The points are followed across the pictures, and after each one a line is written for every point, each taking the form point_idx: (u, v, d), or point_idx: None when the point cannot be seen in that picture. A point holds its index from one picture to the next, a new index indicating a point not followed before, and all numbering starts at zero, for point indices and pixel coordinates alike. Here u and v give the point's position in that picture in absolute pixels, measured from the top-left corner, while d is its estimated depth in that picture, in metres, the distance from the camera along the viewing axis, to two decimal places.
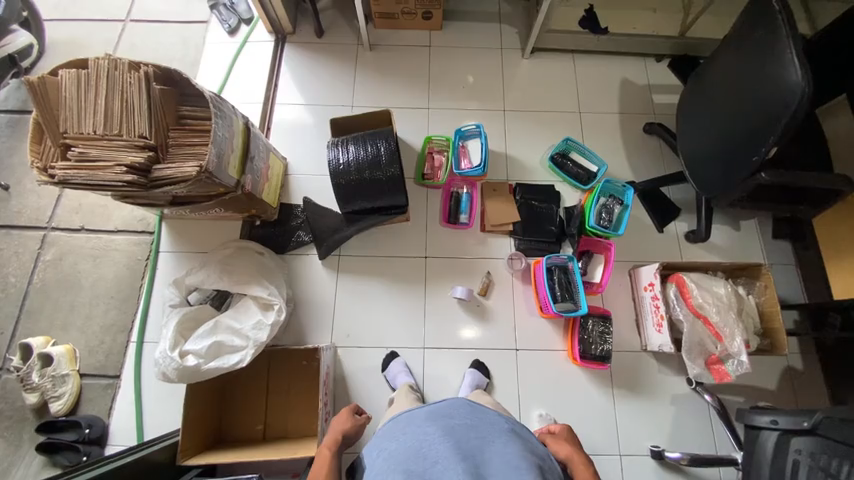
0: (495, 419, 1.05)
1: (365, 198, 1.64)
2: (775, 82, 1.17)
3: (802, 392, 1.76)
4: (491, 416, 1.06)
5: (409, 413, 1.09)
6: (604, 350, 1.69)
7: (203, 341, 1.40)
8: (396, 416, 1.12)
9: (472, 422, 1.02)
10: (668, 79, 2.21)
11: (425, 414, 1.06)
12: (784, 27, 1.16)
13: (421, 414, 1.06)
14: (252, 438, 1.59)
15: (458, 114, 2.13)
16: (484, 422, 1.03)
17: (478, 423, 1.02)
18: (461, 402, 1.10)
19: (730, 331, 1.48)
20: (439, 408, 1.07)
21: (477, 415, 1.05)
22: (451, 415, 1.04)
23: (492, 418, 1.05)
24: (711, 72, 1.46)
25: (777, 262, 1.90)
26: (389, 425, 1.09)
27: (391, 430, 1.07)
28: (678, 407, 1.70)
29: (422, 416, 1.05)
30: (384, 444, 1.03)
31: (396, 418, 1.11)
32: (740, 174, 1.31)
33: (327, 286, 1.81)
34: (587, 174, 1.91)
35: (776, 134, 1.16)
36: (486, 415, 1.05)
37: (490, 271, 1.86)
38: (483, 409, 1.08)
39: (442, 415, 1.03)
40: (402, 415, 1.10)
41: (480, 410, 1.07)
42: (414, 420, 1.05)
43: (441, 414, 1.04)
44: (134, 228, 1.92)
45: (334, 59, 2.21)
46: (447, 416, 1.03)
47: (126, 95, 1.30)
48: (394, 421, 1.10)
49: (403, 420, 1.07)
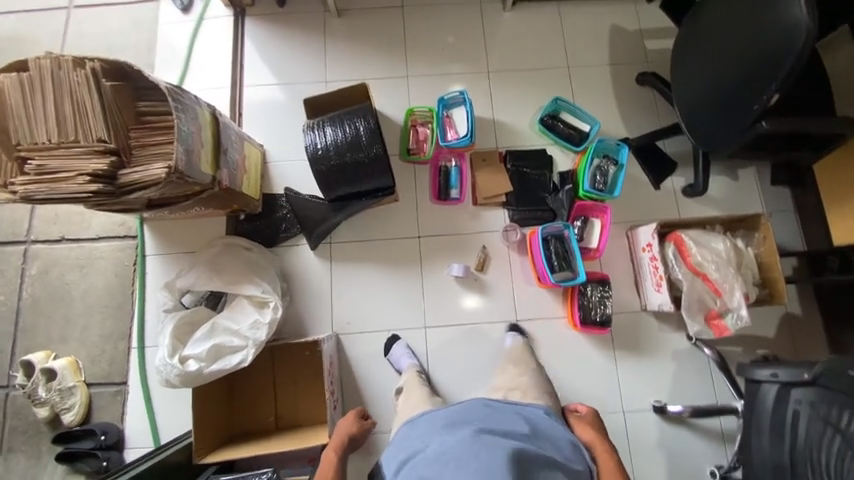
0: (506, 413, 1.16)
1: (348, 183, 1.56)
2: (777, 22, 1.10)
3: (798, 336, 1.79)
4: (506, 413, 1.16)
5: (427, 417, 1.18)
6: (604, 314, 1.70)
7: (201, 345, 1.39)
8: (414, 421, 1.21)
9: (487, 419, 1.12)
10: (661, 21, 2.06)
11: (443, 416, 1.15)
12: None
13: (437, 416, 1.16)
14: (265, 429, 1.62)
15: (439, 81, 2.00)
16: (497, 418, 1.12)
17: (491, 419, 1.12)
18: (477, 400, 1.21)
19: (729, 285, 1.47)
20: (457, 410, 1.16)
21: (490, 413, 1.14)
22: (470, 414, 1.13)
23: (503, 414, 1.15)
24: (704, 16, 1.36)
25: (776, 210, 1.87)
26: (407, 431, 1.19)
27: (410, 436, 1.16)
28: (679, 362, 1.73)
29: (442, 418, 1.14)
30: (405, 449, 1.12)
31: (412, 422, 1.22)
32: (738, 126, 1.25)
33: (321, 276, 1.78)
34: (579, 135, 1.83)
35: (778, 80, 1.10)
36: (499, 411, 1.16)
37: (486, 245, 1.83)
38: (494, 405, 1.19)
39: (460, 416, 1.13)
40: (419, 420, 1.20)
41: (495, 411, 1.15)
42: (433, 423, 1.15)
43: (457, 415, 1.14)
44: (116, 234, 1.85)
45: (300, 32, 2.04)
46: (463, 417, 1.12)
47: (76, 98, 1.19)
48: (411, 426, 1.20)
49: (422, 425, 1.17)
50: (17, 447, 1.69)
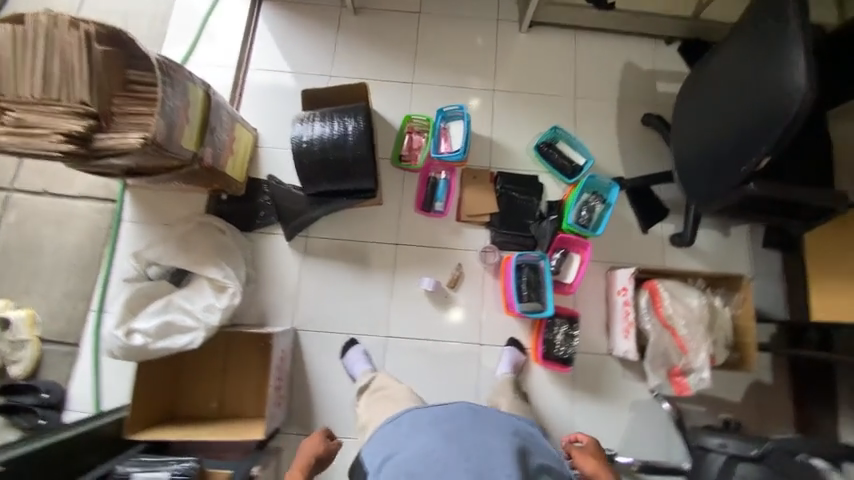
0: (496, 419, 1.07)
1: (329, 181, 1.55)
2: (778, 84, 1.05)
3: (764, 406, 1.75)
4: (496, 417, 1.08)
5: (411, 415, 1.10)
6: (567, 352, 1.66)
7: (152, 321, 1.38)
8: (398, 417, 1.13)
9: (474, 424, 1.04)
10: (676, 65, 2.02)
11: (432, 414, 1.07)
12: (796, 20, 1.03)
13: (423, 416, 1.08)
14: (206, 414, 1.61)
15: (443, 91, 1.98)
16: (485, 424, 1.04)
17: (479, 425, 1.03)
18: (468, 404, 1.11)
19: (695, 345, 1.44)
20: (447, 410, 1.08)
21: (478, 418, 1.06)
22: (459, 415, 1.06)
23: (493, 418, 1.07)
24: (715, 67, 1.32)
25: (762, 273, 1.82)
26: (387, 427, 1.11)
27: (391, 434, 1.08)
28: (637, 413, 1.68)
29: (429, 418, 1.07)
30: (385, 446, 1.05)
31: (397, 420, 1.12)
32: (727, 184, 1.21)
33: (291, 268, 1.75)
34: (573, 168, 1.80)
35: (768, 143, 1.06)
36: (486, 416, 1.07)
37: (461, 263, 1.80)
38: (485, 411, 1.09)
39: (445, 417, 1.05)
40: (404, 417, 1.11)
41: (484, 413, 1.08)
42: (415, 422, 1.07)
43: (442, 415, 1.06)
44: (98, 195, 1.85)
45: (314, 22, 2.03)
46: (453, 418, 1.04)
47: (65, 56, 1.19)
48: (396, 423, 1.10)
49: (405, 422, 1.09)
50: None
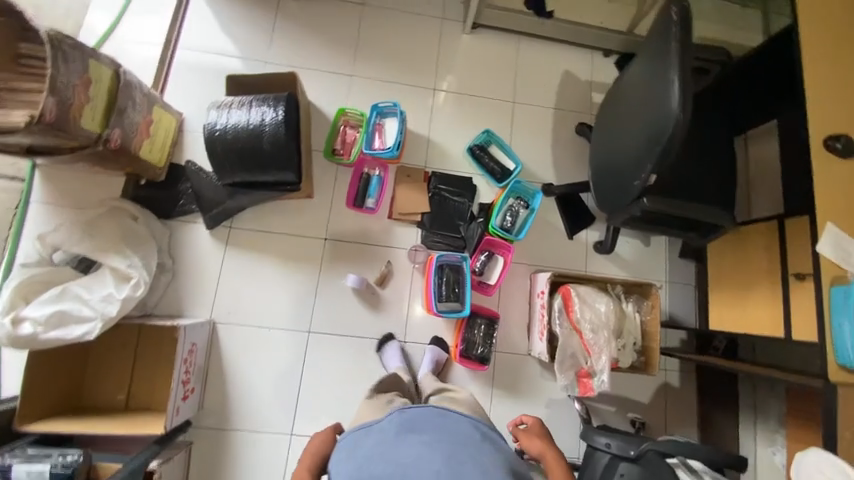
0: (460, 422, 1.10)
1: (245, 170, 1.50)
2: (659, 104, 1.08)
3: (671, 406, 1.85)
4: (460, 420, 1.11)
5: (376, 427, 1.09)
6: (485, 351, 1.69)
7: (43, 309, 1.30)
8: (362, 428, 1.10)
9: (443, 429, 1.07)
10: (612, 76, 2.08)
11: (397, 424, 1.08)
12: (677, 41, 1.04)
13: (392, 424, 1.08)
14: (113, 407, 1.54)
15: (382, 86, 1.95)
16: (451, 428, 1.08)
17: (445, 430, 1.06)
18: (434, 408, 1.13)
19: (598, 348, 1.48)
20: (412, 417, 1.10)
21: (445, 422, 1.09)
22: (426, 422, 1.08)
23: (459, 420, 1.11)
24: (628, 81, 1.35)
25: (677, 281, 1.92)
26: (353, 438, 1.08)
27: (355, 448, 1.05)
28: (552, 413, 1.75)
29: (395, 424, 1.08)
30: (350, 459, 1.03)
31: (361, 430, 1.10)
32: (627, 196, 1.27)
33: (212, 259, 1.70)
34: (502, 172, 1.82)
35: (651, 162, 1.10)
36: (452, 419, 1.10)
37: (391, 260, 1.80)
38: (450, 413, 1.12)
39: (414, 426, 1.06)
40: (369, 427, 1.10)
41: (448, 415, 1.12)
42: (386, 432, 1.06)
43: (408, 423, 1.08)
44: (4, 173, 1.73)
45: (252, 6, 1.96)
46: (418, 425, 1.06)
47: None
48: (361, 434, 1.08)
49: (372, 433, 1.07)
50: None
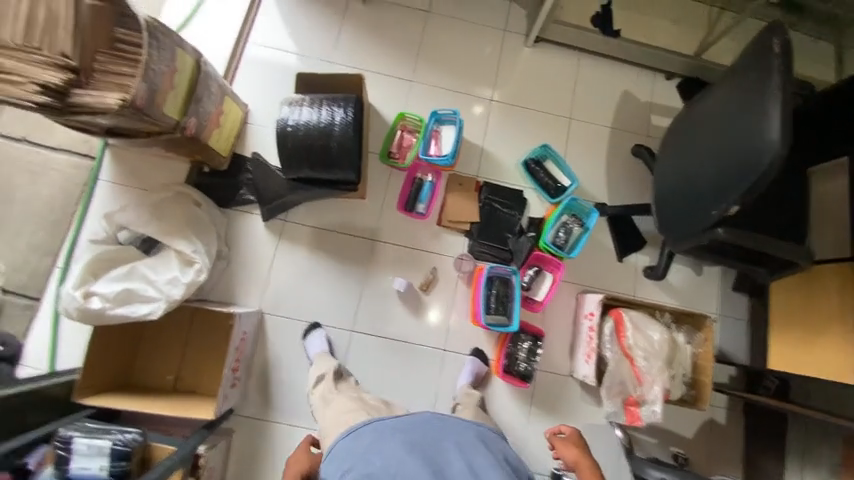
0: (454, 424, 1.18)
1: (310, 166, 1.53)
2: (751, 135, 1.07)
3: (713, 444, 1.77)
4: (453, 424, 1.18)
5: (373, 426, 1.15)
6: (528, 369, 1.67)
7: (112, 286, 1.35)
8: (356, 431, 1.16)
9: (438, 431, 1.13)
10: (673, 99, 2.04)
11: (389, 426, 1.14)
12: (777, 75, 1.05)
13: (388, 426, 1.14)
14: (162, 387, 1.59)
15: (441, 94, 1.97)
16: (446, 431, 1.14)
17: (441, 433, 1.13)
18: (427, 415, 1.19)
19: (651, 378, 1.45)
20: (405, 420, 1.16)
21: (440, 424, 1.16)
22: (417, 424, 1.14)
23: (453, 424, 1.18)
24: (703, 108, 1.34)
25: (729, 315, 1.85)
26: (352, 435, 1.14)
27: (353, 446, 1.11)
28: (590, 437, 1.70)
29: (387, 427, 1.14)
30: (348, 455, 1.09)
31: (352, 432, 1.16)
32: (700, 225, 1.24)
33: (266, 251, 1.76)
34: (555, 187, 1.80)
35: (737, 193, 1.09)
36: (447, 423, 1.17)
37: (436, 267, 1.80)
38: (445, 419, 1.19)
39: (410, 426, 1.13)
40: (362, 429, 1.16)
41: (442, 419, 1.18)
42: (383, 432, 1.12)
43: (405, 424, 1.14)
44: (77, 150, 1.80)
45: (321, 6, 2.01)
46: (410, 428, 1.12)
47: (53, 6, 1.15)
48: (354, 436, 1.14)
49: (367, 434, 1.13)
50: None
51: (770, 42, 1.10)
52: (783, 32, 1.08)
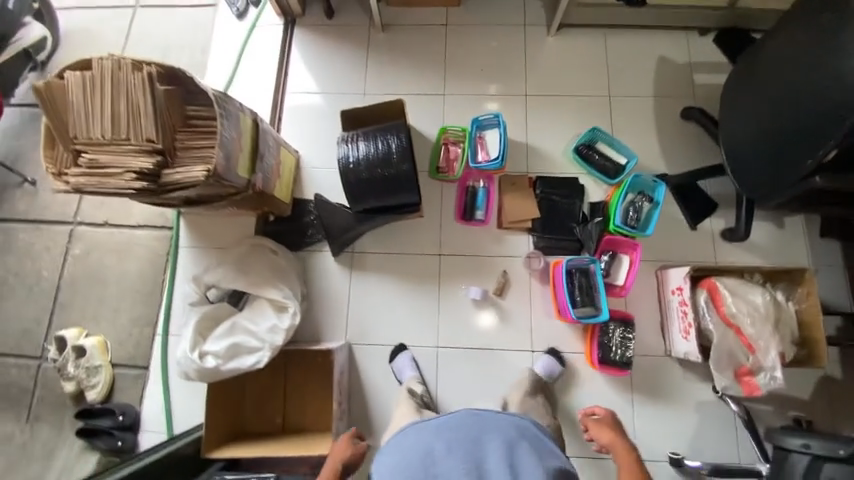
0: (498, 420, 1.09)
1: (375, 196, 1.58)
2: (838, 76, 1.04)
3: (843, 406, 1.63)
4: (497, 421, 1.09)
5: (416, 426, 1.11)
6: (625, 356, 1.63)
7: (220, 343, 1.46)
8: (403, 431, 1.13)
9: (476, 429, 1.05)
10: (713, 55, 1.97)
11: (432, 427, 1.08)
12: None
13: (427, 427, 1.08)
14: (272, 431, 1.66)
15: (475, 100, 1.99)
16: (485, 428, 1.05)
17: (480, 431, 1.04)
18: (462, 413, 1.10)
19: (764, 344, 1.41)
20: (447, 419, 1.09)
21: (478, 421, 1.07)
22: (460, 423, 1.07)
23: (493, 420, 1.09)
24: (758, 57, 1.30)
25: (825, 264, 1.74)
26: (398, 438, 1.10)
27: (398, 446, 1.07)
28: (701, 416, 1.64)
29: (431, 426, 1.08)
30: (391, 458, 1.05)
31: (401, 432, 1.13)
32: (789, 176, 1.21)
33: (341, 285, 1.81)
34: (614, 168, 1.80)
35: (837, 137, 1.05)
36: (487, 419, 1.08)
37: (507, 270, 1.80)
38: (484, 413, 1.10)
39: (449, 427, 1.06)
40: (409, 429, 1.12)
41: (484, 417, 1.09)
42: (423, 433, 1.07)
43: (444, 424, 1.07)
44: (154, 223, 1.95)
45: (345, 43, 2.09)
46: (451, 427, 1.06)
47: (132, 97, 1.25)
48: (399, 436, 1.11)
49: (411, 435, 1.08)
50: (42, 417, 1.79)
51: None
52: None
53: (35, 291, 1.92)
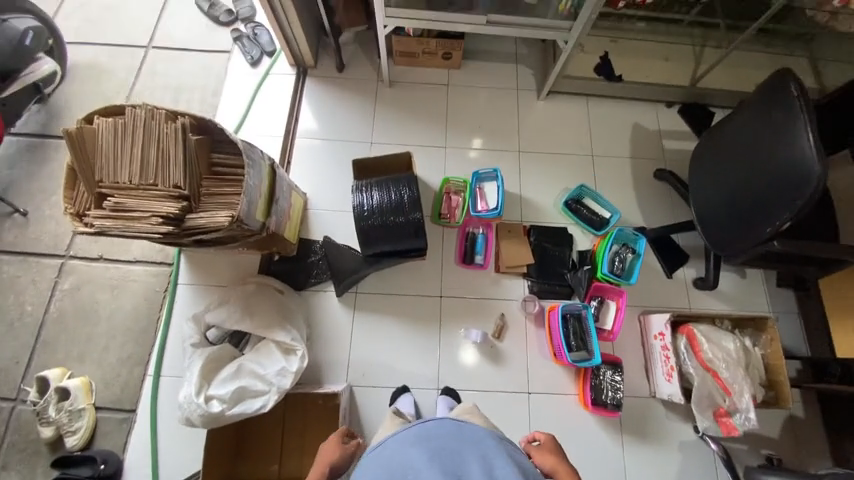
0: (475, 429, 1.11)
1: (386, 241, 1.69)
2: (790, 163, 1.25)
3: (807, 443, 1.78)
4: (474, 430, 1.11)
5: (397, 436, 1.11)
6: (615, 398, 1.74)
7: (226, 386, 1.45)
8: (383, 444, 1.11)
9: (456, 438, 1.07)
10: (678, 125, 2.27)
11: (414, 432, 1.10)
12: (802, 113, 1.24)
13: (410, 432, 1.11)
14: (267, 478, 1.61)
15: (474, 153, 2.17)
16: (466, 438, 1.07)
17: (461, 441, 1.06)
18: (440, 423, 1.12)
19: (738, 387, 1.56)
20: (427, 426, 1.11)
21: (460, 432, 1.09)
22: (439, 430, 1.09)
23: (474, 430, 1.11)
24: (723, 137, 1.53)
25: (782, 312, 1.96)
26: (378, 450, 1.09)
27: (380, 455, 1.06)
28: (684, 455, 1.75)
29: (412, 433, 1.10)
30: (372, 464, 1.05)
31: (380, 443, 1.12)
32: (752, 240, 1.40)
33: (343, 325, 1.85)
34: (600, 221, 2.00)
35: (790, 212, 1.26)
36: (469, 430, 1.11)
37: (504, 313, 1.90)
38: (465, 426, 1.12)
39: (428, 435, 1.08)
40: (389, 440, 1.11)
41: (463, 425, 1.12)
42: (403, 442, 1.08)
43: (425, 432, 1.09)
44: (153, 259, 1.93)
45: (354, 94, 2.25)
46: (432, 434, 1.08)
47: (162, 145, 1.33)
48: (380, 447, 1.09)
49: (391, 445, 1.08)
50: (11, 466, 1.67)
51: (786, 84, 1.31)
52: (794, 77, 1.30)
53: (16, 327, 1.84)
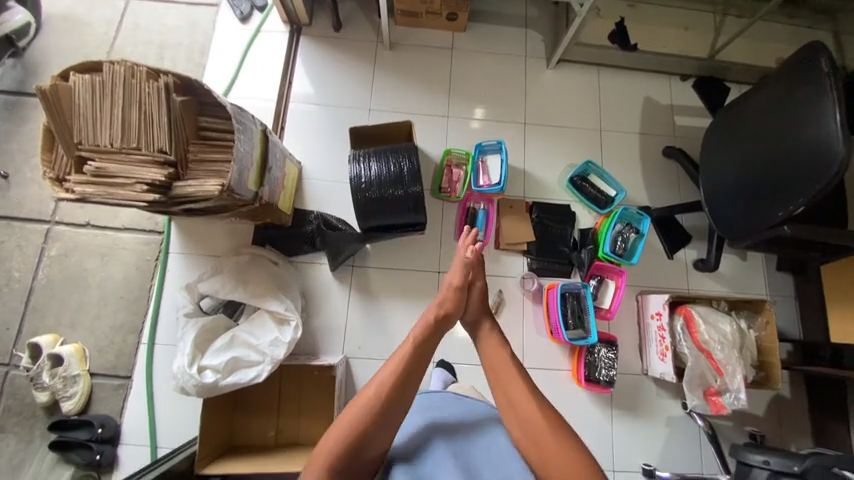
0: (475, 404, 1.26)
1: (384, 215, 1.64)
2: (813, 145, 1.20)
3: (790, 420, 1.84)
4: (474, 404, 1.26)
5: None
6: (609, 375, 1.76)
7: (219, 357, 1.43)
8: None
9: (459, 410, 1.23)
10: (691, 100, 2.17)
11: (420, 407, 1.24)
12: (830, 92, 1.18)
13: (416, 407, 1.25)
14: (264, 444, 1.63)
15: (477, 124, 2.07)
16: (468, 411, 1.23)
17: (463, 413, 1.22)
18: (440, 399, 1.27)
19: (731, 368, 1.58)
20: (432, 398, 1.27)
21: (462, 405, 1.25)
22: (442, 404, 1.24)
23: (473, 404, 1.26)
24: (742, 115, 1.47)
25: (779, 295, 1.96)
26: None
27: None
28: (671, 429, 1.80)
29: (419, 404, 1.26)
30: None
31: None
32: (762, 224, 1.36)
33: (339, 298, 1.83)
34: (605, 199, 1.95)
35: (806, 196, 1.21)
36: (469, 403, 1.26)
37: (502, 289, 1.88)
38: (466, 399, 1.27)
39: (434, 406, 1.24)
40: None
41: (465, 399, 1.27)
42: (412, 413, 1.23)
43: (431, 405, 1.24)
44: (142, 227, 1.87)
45: (352, 57, 2.11)
46: (437, 407, 1.23)
47: (145, 106, 1.24)
48: None
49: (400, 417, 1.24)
50: (8, 428, 1.68)
51: (816, 56, 1.24)
52: (826, 49, 1.22)
53: (4, 293, 1.80)
